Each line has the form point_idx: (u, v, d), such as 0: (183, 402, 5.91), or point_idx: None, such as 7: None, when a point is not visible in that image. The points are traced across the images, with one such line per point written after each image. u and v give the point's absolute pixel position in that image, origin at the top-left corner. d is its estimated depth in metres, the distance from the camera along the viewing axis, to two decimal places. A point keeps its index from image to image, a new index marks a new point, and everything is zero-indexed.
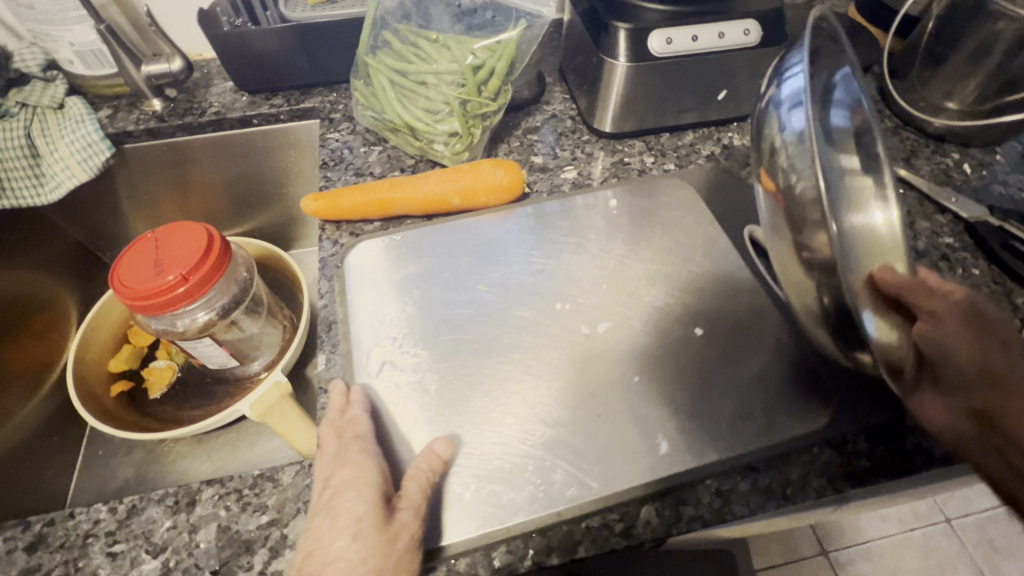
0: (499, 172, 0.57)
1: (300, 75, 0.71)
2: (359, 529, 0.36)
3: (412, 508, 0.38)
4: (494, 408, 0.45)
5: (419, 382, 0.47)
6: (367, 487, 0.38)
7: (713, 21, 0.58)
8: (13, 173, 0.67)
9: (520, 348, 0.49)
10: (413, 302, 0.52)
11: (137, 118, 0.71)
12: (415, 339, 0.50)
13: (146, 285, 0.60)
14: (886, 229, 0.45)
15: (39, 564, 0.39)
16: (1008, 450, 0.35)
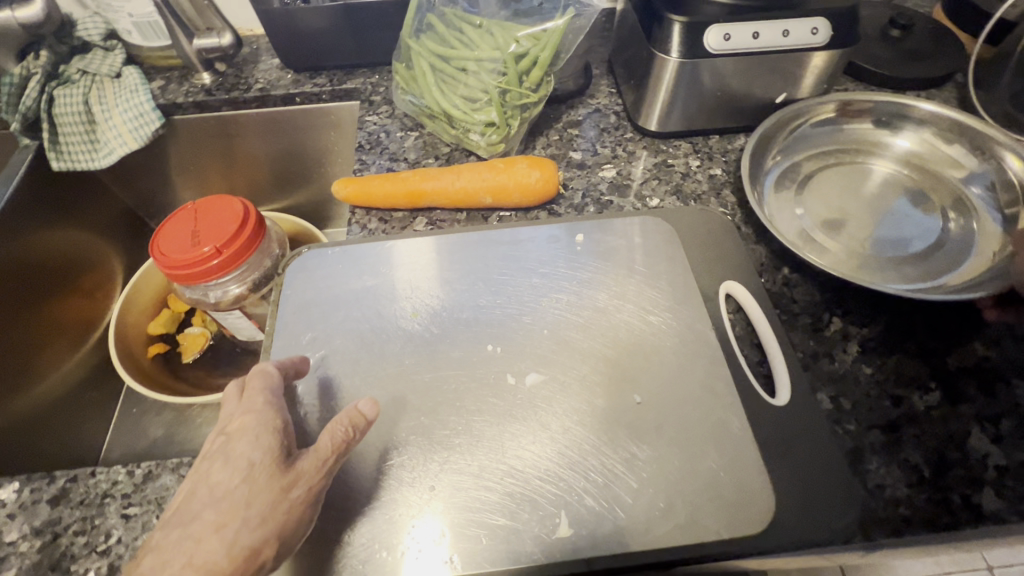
0: (534, 173, 0.54)
1: (345, 55, 0.71)
2: (249, 473, 0.34)
3: (317, 461, 0.36)
4: (396, 460, 0.41)
5: (321, 414, 0.43)
6: (267, 434, 0.36)
7: (779, 17, 0.53)
8: (70, 137, 0.70)
9: (444, 393, 0.44)
10: (343, 322, 0.48)
11: (187, 90, 0.73)
12: (334, 363, 0.46)
13: (182, 255, 0.61)
14: (919, 146, 0.58)
15: (59, 518, 0.41)
16: None
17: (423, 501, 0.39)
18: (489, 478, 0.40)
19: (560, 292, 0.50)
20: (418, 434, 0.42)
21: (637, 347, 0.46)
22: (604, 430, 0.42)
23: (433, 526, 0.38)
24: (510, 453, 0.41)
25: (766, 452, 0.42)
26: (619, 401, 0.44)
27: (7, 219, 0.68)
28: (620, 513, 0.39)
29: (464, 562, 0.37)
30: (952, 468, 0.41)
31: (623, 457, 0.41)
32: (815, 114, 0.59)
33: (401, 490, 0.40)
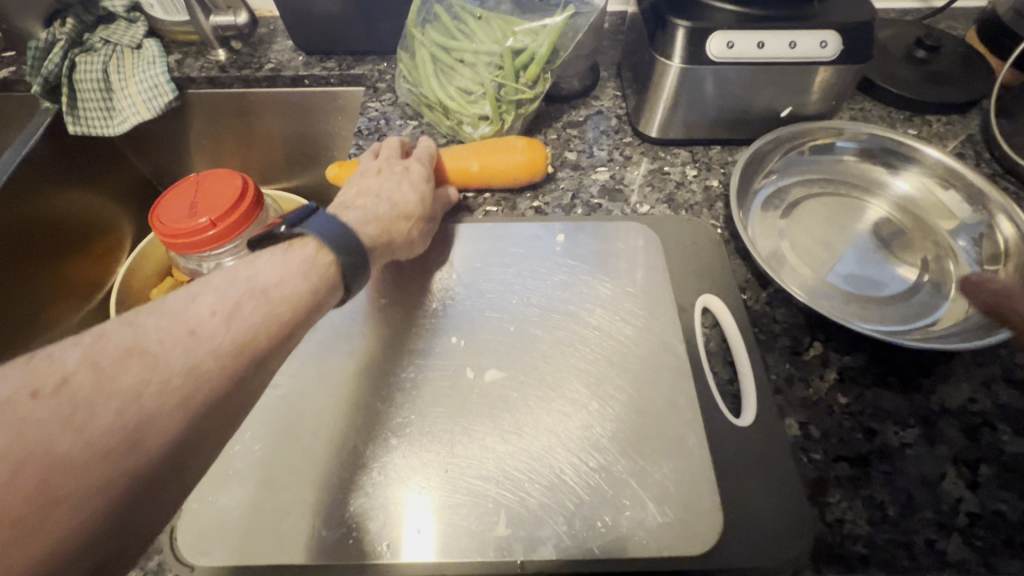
0: (519, 141, 0.54)
1: (354, 42, 0.72)
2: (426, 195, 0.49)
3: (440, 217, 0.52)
4: (346, 445, 0.42)
5: (280, 391, 0.44)
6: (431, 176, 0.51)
7: (787, 27, 0.52)
8: (88, 103, 0.72)
9: (401, 380, 0.45)
10: None
11: (202, 65, 0.74)
12: (298, 344, 0.47)
13: (180, 225, 0.63)
14: (916, 190, 0.56)
15: None
16: None
17: (368, 485, 0.39)
18: (437, 474, 0.40)
19: (531, 294, 0.50)
20: (370, 419, 0.43)
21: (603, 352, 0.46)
22: (555, 434, 0.41)
23: (371, 511, 0.38)
24: (459, 452, 0.41)
25: (720, 474, 0.40)
26: (579, 407, 0.43)
27: (21, 180, 0.71)
28: (559, 522, 0.38)
29: (397, 550, 0.37)
30: (920, 510, 0.39)
31: (573, 463, 0.40)
32: (817, 137, 0.57)
33: (348, 470, 0.40)
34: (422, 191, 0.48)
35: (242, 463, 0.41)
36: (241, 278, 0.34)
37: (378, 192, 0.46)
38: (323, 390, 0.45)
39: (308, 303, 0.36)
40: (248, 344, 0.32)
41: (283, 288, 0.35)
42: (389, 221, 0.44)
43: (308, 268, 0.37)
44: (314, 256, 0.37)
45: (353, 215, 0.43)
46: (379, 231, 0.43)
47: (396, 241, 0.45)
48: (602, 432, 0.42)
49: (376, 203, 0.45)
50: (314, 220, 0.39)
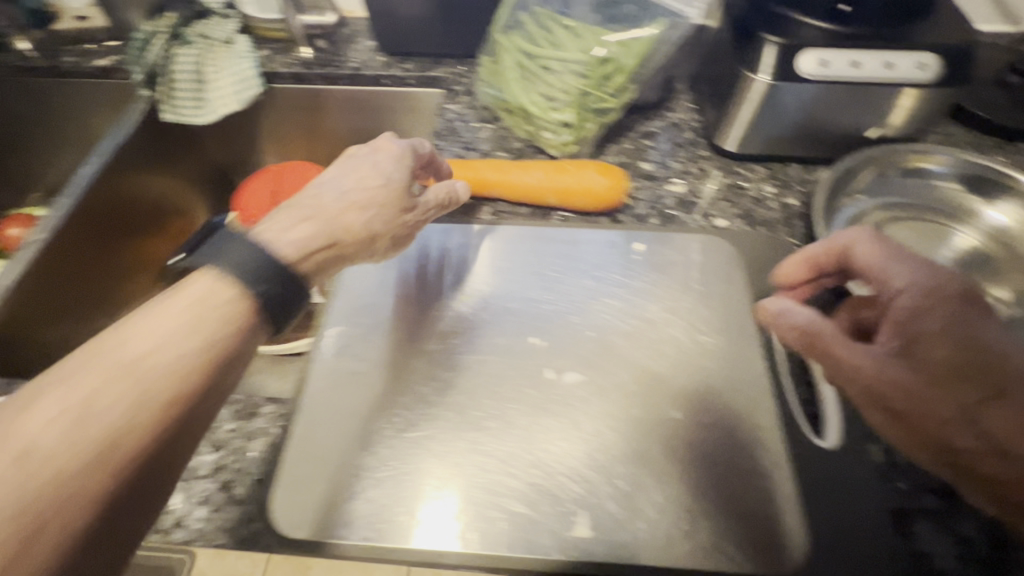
0: (601, 180, 0.55)
1: (434, 45, 0.74)
2: (390, 186, 0.44)
3: (425, 211, 0.47)
4: (426, 432, 0.43)
5: (365, 376, 0.47)
6: (400, 164, 0.46)
7: (882, 48, 0.51)
8: (181, 93, 0.76)
9: (481, 373, 0.46)
10: (400, 296, 0.52)
11: (287, 61, 0.78)
12: (385, 332, 0.50)
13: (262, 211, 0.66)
14: (1010, 223, 0.54)
15: None
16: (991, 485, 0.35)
17: (448, 475, 0.41)
18: (482, 476, 0.41)
19: (573, 303, 0.50)
20: (450, 410, 0.44)
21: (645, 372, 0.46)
22: (633, 440, 0.42)
23: (450, 501, 0.40)
24: (504, 451, 0.42)
25: (790, 494, 0.40)
26: (653, 414, 0.43)
27: (117, 161, 0.75)
28: (632, 525, 0.38)
29: (476, 541, 0.38)
30: (1014, 551, 0.37)
31: (650, 470, 0.40)
32: (906, 161, 0.56)
33: (430, 457, 0.42)
34: (385, 183, 0.44)
35: (330, 444, 0.43)
36: (110, 353, 0.28)
37: (325, 187, 0.42)
38: (406, 380, 0.47)
39: (211, 363, 0.29)
40: (124, 438, 0.26)
41: (160, 359, 0.28)
42: (343, 220, 0.40)
43: (199, 322, 0.30)
44: (210, 301, 0.31)
45: (289, 215, 0.38)
46: (327, 230, 0.39)
47: (347, 239, 0.40)
48: (682, 442, 0.42)
49: (322, 201, 0.40)
50: (218, 246, 0.33)
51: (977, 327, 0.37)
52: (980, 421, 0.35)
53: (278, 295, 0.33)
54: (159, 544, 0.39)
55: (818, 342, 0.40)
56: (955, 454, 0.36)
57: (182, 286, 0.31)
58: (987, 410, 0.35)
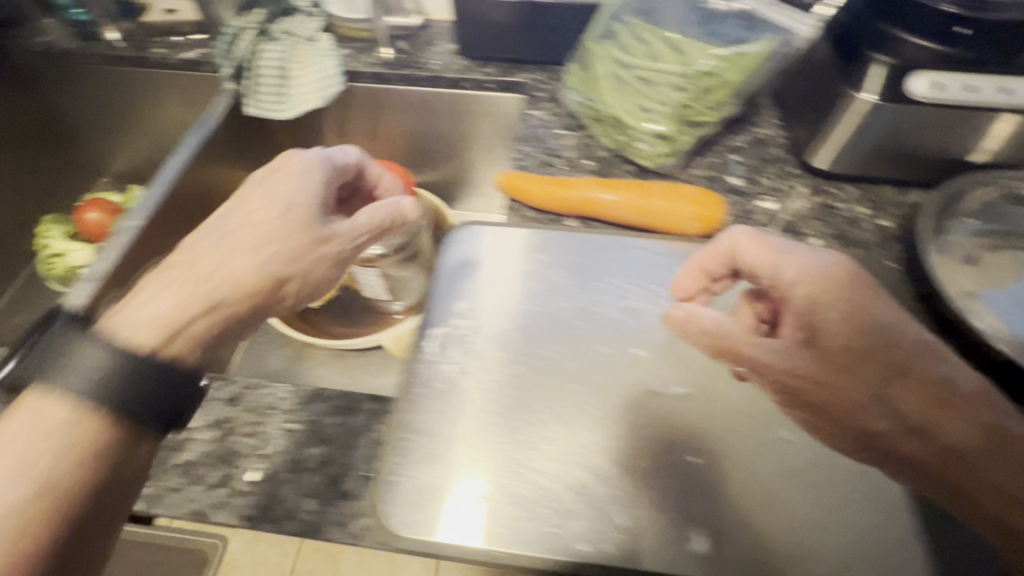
0: (694, 226, 0.56)
1: (516, 50, 0.75)
2: (292, 215, 0.48)
3: (353, 231, 0.52)
4: (536, 437, 0.44)
5: (472, 377, 0.47)
6: (311, 190, 0.50)
7: (997, 73, 0.50)
8: (264, 88, 0.77)
9: (587, 381, 0.47)
10: (501, 300, 0.53)
11: (368, 61, 0.79)
12: (488, 335, 0.50)
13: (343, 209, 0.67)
14: None
15: (229, 418, 0.46)
16: (936, 464, 0.39)
17: (562, 483, 0.42)
18: (520, 487, 0.41)
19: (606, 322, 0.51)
20: (560, 417, 0.45)
21: (633, 390, 0.47)
22: (741, 460, 0.43)
23: (566, 508, 0.40)
24: (543, 459, 0.43)
25: (850, 513, 0.41)
26: (755, 434, 0.45)
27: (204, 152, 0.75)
28: (704, 537, 0.39)
29: (594, 551, 0.39)
30: None
31: (755, 490, 0.42)
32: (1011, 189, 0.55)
33: (542, 461, 0.42)
34: (280, 215, 0.48)
35: (441, 444, 0.43)
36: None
37: (211, 237, 0.46)
38: (513, 383, 0.47)
39: (89, 474, 0.37)
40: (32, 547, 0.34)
41: (36, 470, 0.35)
42: (222, 273, 0.45)
43: (58, 436, 0.36)
44: (66, 423, 0.37)
45: (163, 278, 0.44)
46: (214, 289, 0.44)
47: (249, 284, 0.45)
48: (786, 465, 0.43)
49: (203, 256, 0.45)
50: (59, 368, 0.38)
51: (871, 310, 0.42)
52: (892, 400, 0.40)
53: (150, 388, 0.40)
54: (278, 533, 0.40)
55: (737, 349, 0.45)
56: (877, 438, 0.41)
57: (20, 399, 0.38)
58: (893, 391, 0.40)
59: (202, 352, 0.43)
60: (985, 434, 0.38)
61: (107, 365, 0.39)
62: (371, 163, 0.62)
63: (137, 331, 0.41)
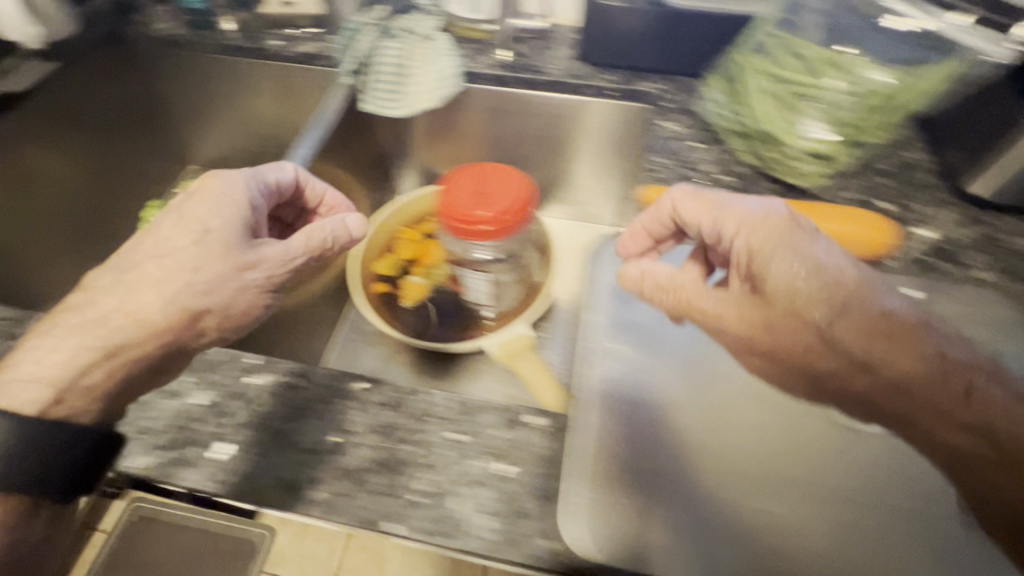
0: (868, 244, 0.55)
1: (645, 59, 0.73)
2: (204, 242, 0.48)
3: (284, 255, 0.51)
4: (678, 436, 0.49)
5: (620, 377, 0.54)
6: (233, 213, 0.51)
7: None
8: (379, 85, 0.76)
9: (722, 395, 0.52)
10: (638, 317, 0.60)
11: (488, 63, 0.78)
12: (631, 342, 0.57)
13: (465, 210, 0.67)
14: None
15: (393, 423, 0.45)
16: (903, 420, 0.45)
17: (705, 481, 0.45)
18: (639, 470, 0.46)
19: (646, 337, 0.58)
20: (701, 423, 0.50)
21: (710, 396, 0.52)
22: (865, 481, 0.47)
23: (710, 506, 0.44)
24: (647, 444, 0.48)
25: (891, 511, 0.45)
26: (882, 462, 0.48)
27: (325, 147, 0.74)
28: (827, 548, 0.43)
29: (734, 549, 0.42)
30: None
31: (880, 515, 0.45)
32: None
33: (685, 458, 0.47)
34: (196, 242, 0.48)
35: (606, 442, 0.47)
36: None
37: (119, 280, 0.47)
38: (661, 391, 0.53)
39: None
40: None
41: None
42: (133, 314, 0.45)
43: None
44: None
45: (69, 326, 0.45)
46: (119, 333, 0.45)
47: (171, 321, 0.46)
48: (912, 493, 0.46)
49: (101, 299, 0.46)
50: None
51: (774, 245, 0.47)
52: (838, 341, 0.45)
53: (58, 451, 0.41)
54: (456, 548, 0.39)
55: (693, 301, 0.51)
56: (826, 377, 0.46)
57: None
58: (837, 329, 0.45)
59: (98, 402, 0.44)
60: (934, 364, 0.44)
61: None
62: (311, 182, 0.64)
63: (27, 390, 0.43)
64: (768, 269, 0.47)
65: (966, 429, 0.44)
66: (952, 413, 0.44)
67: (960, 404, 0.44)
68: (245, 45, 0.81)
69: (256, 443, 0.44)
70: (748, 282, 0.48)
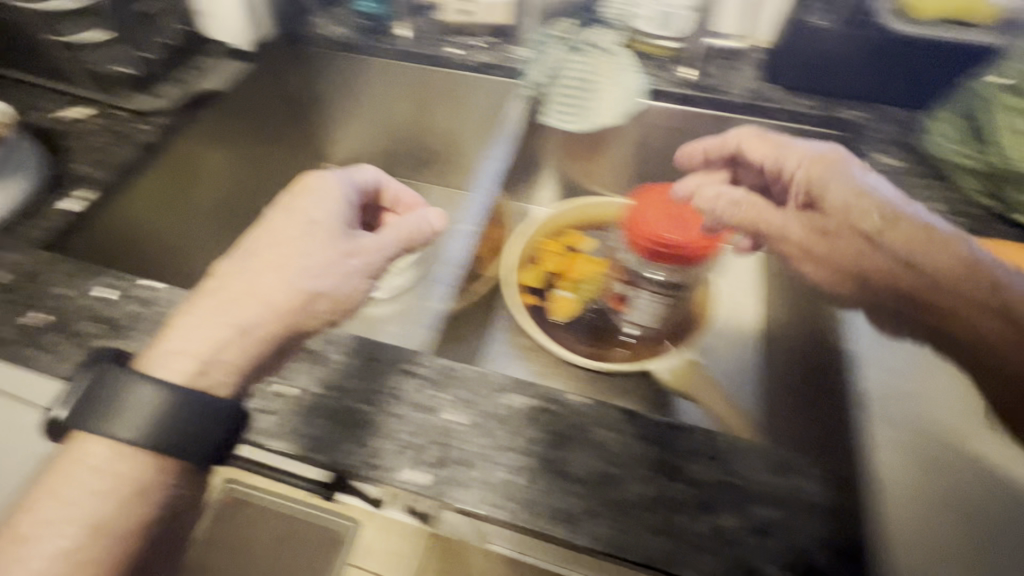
0: None
1: (849, 87, 0.72)
2: (310, 225, 0.58)
3: (377, 244, 0.60)
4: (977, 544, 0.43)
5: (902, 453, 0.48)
6: (333, 199, 0.61)
7: None
8: (563, 98, 0.77)
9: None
10: (917, 389, 0.53)
11: (675, 80, 0.76)
12: (906, 415, 0.52)
13: (663, 228, 0.64)
14: None
15: (657, 458, 0.45)
16: (927, 307, 0.57)
17: None
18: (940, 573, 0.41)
19: (923, 403, 0.52)
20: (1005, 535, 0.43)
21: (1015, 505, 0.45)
22: None
23: None
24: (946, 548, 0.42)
25: None
26: None
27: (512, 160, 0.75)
28: None
29: None
30: None
31: None
32: None
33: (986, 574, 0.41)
34: (305, 230, 0.57)
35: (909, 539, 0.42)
36: (44, 514, 0.45)
37: (243, 267, 0.54)
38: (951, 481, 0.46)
39: (146, 514, 0.46)
40: (115, 562, 0.45)
41: (115, 488, 0.45)
42: (262, 295, 0.52)
43: (126, 485, 0.45)
44: (107, 465, 0.45)
45: (204, 311, 0.51)
46: (253, 312, 0.51)
47: (313, 313, 0.54)
48: None
49: (231, 281, 0.53)
50: (113, 420, 0.45)
51: (831, 176, 0.64)
52: (884, 242, 0.60)
53: (207, 428, 0.46)
54: None
55: (755, 218, 0.68)
56: (873, 277, 0.61)
57: (81, 454, 0.46)
58: (883, 235, 0.60)
59: (238, 374, 0.49)
60: (970, 265, 0.57)
61: (161, 404, 0.46)
62: (391, 186, 0.73)
63: (178, 362, 0.48)
64: (830, 187, 0.63)
65: (1004, 316, 0.54)
66: (990, 292, 0.55)
67: (987, 294, 0.55)
68: (428, 51, 0.83)
69: (520, 467, 0.45)
70: (812, 202, 0.65)
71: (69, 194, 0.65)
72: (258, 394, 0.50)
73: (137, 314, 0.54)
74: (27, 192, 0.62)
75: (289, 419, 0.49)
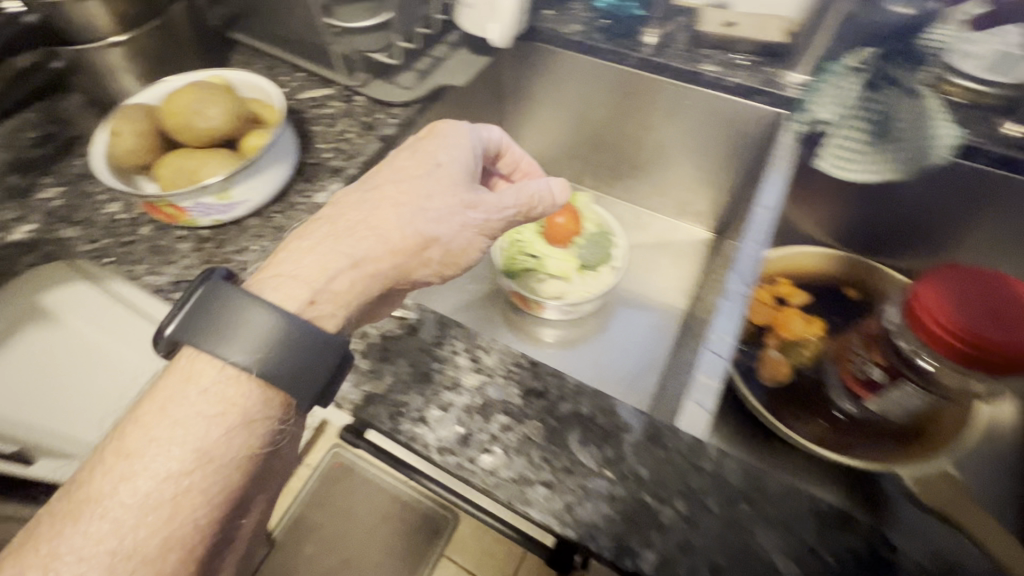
0: None
1: None
2: (435, 169, 0.51)
3: (498, 203, 0.53)
4: None
5: None
6: (458, 149, 0.54)
7: None
8: (846, 139, 0.66)
9: None
10: None
11: (993, 137, 0.63)
12: None
13: (948, 312, 0.55)
14: None
15: None
16: None
17: None
18: None
19: None
20: None
21: None
22: None
23: None
24: None
25: None
26: None
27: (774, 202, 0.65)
28: None
29: None
30: None
31: None
32: None
33: None
34: (429, 173, 0.51)
35: None
36: (148, 432, 0.38)
37: (363, 199, 0.48)
38: None
39: (258, 445, 0.40)
40: (222, 494, 0.39)
41: (231, 414, 0.39)
42: (376, 229, 0.47)
43: (237, 410, 0.39)
44: (219, 384, 0.40)
45: (317, 235, 0.46)
46: (364, 245, 0.46)
47: (413, 264, 0.48)
48: None
49: (347, 211, 0.48)
50: (227, 336, 0.40)
51: None
52: None
53: (321, 360, 0.41)
54: None
55: None
56: None
57: (189, 371, 0.40)
58: None
59: (346, 309, 0.45)
60: None
61: (276, 324, 0.41)
62: (512, 148, 0.64)
63: (293, 287, 0.43)
64: None
65: None
66: None
67: None
68: (680, 65, 0.75)
69: None
70: None
71: (321, 186, 0.62)
72: (527, 458, 0.43)
73: (398, 336, 0.50)
74: (286, 179, 0.60)
75: (564, 498, 0.41)
